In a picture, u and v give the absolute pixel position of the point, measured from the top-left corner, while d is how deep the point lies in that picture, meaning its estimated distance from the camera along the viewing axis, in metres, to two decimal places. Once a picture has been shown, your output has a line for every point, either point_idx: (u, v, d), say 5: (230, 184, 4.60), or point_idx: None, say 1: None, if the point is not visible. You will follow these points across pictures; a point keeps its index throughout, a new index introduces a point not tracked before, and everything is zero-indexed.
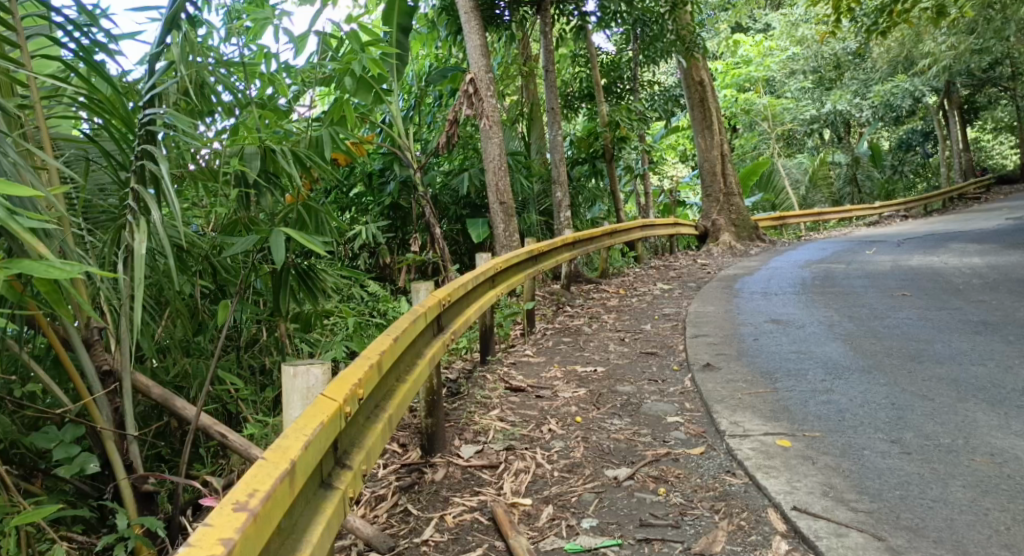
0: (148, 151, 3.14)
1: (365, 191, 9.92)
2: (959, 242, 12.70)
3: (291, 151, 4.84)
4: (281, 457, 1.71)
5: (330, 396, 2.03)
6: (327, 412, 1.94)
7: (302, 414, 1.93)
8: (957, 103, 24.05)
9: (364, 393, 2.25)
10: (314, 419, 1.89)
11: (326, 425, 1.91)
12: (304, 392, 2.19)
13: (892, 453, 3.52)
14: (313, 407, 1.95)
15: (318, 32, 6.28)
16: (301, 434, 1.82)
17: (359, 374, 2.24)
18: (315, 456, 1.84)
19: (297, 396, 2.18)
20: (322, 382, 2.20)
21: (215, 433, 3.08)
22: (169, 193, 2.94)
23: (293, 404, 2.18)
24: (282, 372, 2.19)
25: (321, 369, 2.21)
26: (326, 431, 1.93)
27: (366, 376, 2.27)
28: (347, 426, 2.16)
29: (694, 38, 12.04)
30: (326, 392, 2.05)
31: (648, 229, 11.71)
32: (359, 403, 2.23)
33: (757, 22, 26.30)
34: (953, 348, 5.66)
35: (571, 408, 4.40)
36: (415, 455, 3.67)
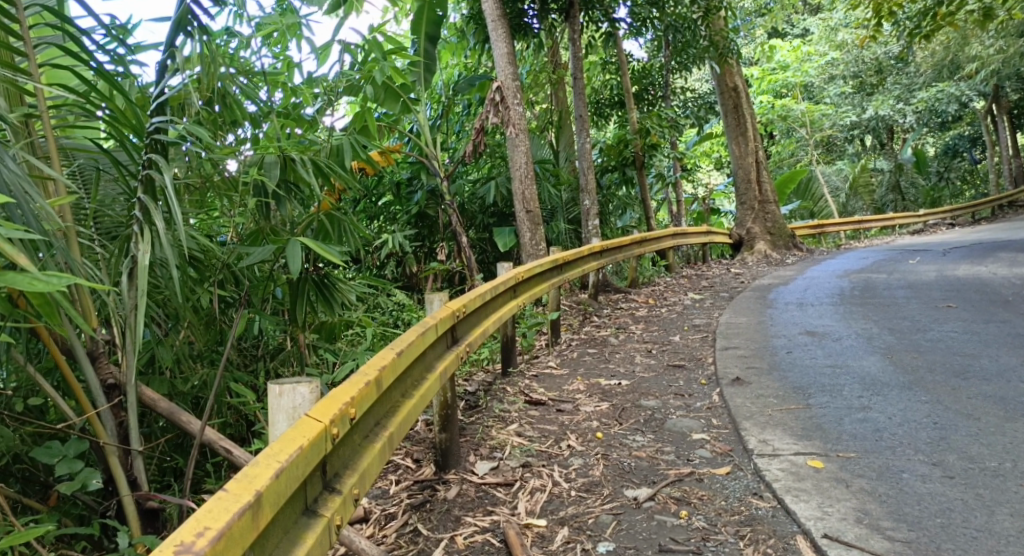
0: (155, 161, 3.09)
1: (393, 200, 9.90)
2: (1007, 251, 12.25)
3: (312, 160, 4.78)
4: (245, 488, 1.62)
5: (313, 418, 1.95)
6: (305, 437, 1.85)
7: (279, 438, 1.85)
8: (1005, 108, 23.33)
9: (356, 412, 2.16)
10: (290, 444, 1.81)
11: (303, 450, 1.82)
12: (290, 411, 2.09)
13: (933, 476, 3.33)
14: (291, 431, 1.87)
15: (343, 41, 6.24)
16: (273, 461, 1.73)
17: (350, 393, 2.16)
18: (289, 484, 1.75)
19: (283, 414, 2.08)
20: (309, 402, 2.10)
21: (220, 448, 3.04)
22: (173, 203, 2.88)
23: (278, 422, 2.09)
24: (269, 390, 2.11)
25: (309, 387, 2.12)
26: (305, 456, 1.85)
27: (358, 394, 2.18)
28: (336, 448, 2.07)
29: (728, 44, 11.84)
30: (309, 414, 1.97)
31: (680, 237, 11.51)
32: (351, 423, 2.14)
33: (794, 27, 25.90)
34: (1000, 364, 5.39)
35: (593, 423, 4.27)
36: (429, 471, 3.56)
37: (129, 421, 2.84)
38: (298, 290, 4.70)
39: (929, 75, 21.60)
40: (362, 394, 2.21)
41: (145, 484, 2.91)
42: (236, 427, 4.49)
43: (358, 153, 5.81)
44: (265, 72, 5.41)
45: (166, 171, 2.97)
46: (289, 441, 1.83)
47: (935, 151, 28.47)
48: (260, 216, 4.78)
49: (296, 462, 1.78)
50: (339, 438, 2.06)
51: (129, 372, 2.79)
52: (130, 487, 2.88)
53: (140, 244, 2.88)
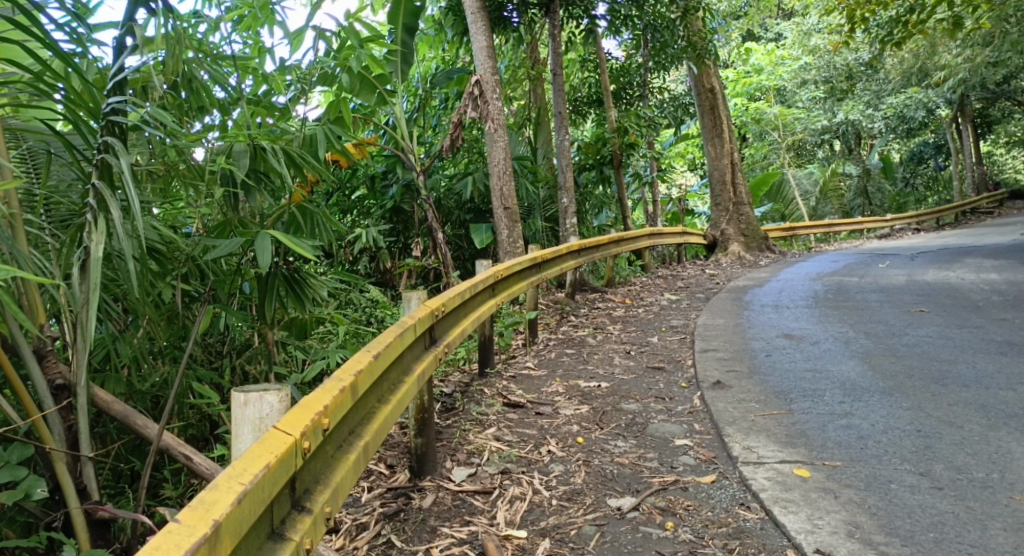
0: (110, 145, 2.87)
1: (367, 194, 9.69)
2: (975, 256, 12.38)
3: (284, 149, 4.58)
4: (201, 519, 1.46)
5: (283, 430, 1.79)
6: (272, 453, 1.69)
7: (243, 455, 1.68)
8: (970, 116, 23.72)
9: (329, 422, 2.00)
10: (256, 462, 1.65)
11: (270, 469, 1.66)
12: (257, 423, 1.93)
13: (921, 487, 3.25)
14: (257, 446, 1.70)
15: (317, 27, 6.03)
16: (235, 483, 1.57)
17: (324, 401, 2.00)
18: (252, 511, 1.59)
19: (248, 426, 1.92)
20: (278, 412, 1.93)
21: (179, 455, 2.84)
22: (130, 188, 2.68)
23: (243, 436, 1.92)
24: (232, 399, 1.93)
25: (277, 397, 1.95)
26: (272, 476, 1.68)
27: (332, 402, 2.02)
28: (307, 463, 1.91)
29: (705, 45, 11.81)
30: (277, 426, 1.81)
31: (656, 237, 11.46)
32: (324, 435, 1.98)
33: (769, 31, 26.05)
34: (978, 370, 5.37)
35: (572, 427, 4.14)
36: (403, 477, 3.40)
37: (79, 426, 2.65)
38: (267, 285, 4.51)
39: (898, 81, 21.87)
40: (337, 402, 2.06)
41: (95, 493, 2.71)
42: (198, 427, 4.30)
43: (331, 143, 5.61)
44: (237, 58, 5.20)
45: (123, 155, 2.77)
46: (254, 458, 1.67)
47: (902, 156, 28.90)
48: (228, 207, 4.57)
49: (261, 482, 1.61)
50: (311, 452, 1.91)
51: (81, 371, 2.61)
52: (79, 497, 2.69)
53: (92, 234, 2.68)
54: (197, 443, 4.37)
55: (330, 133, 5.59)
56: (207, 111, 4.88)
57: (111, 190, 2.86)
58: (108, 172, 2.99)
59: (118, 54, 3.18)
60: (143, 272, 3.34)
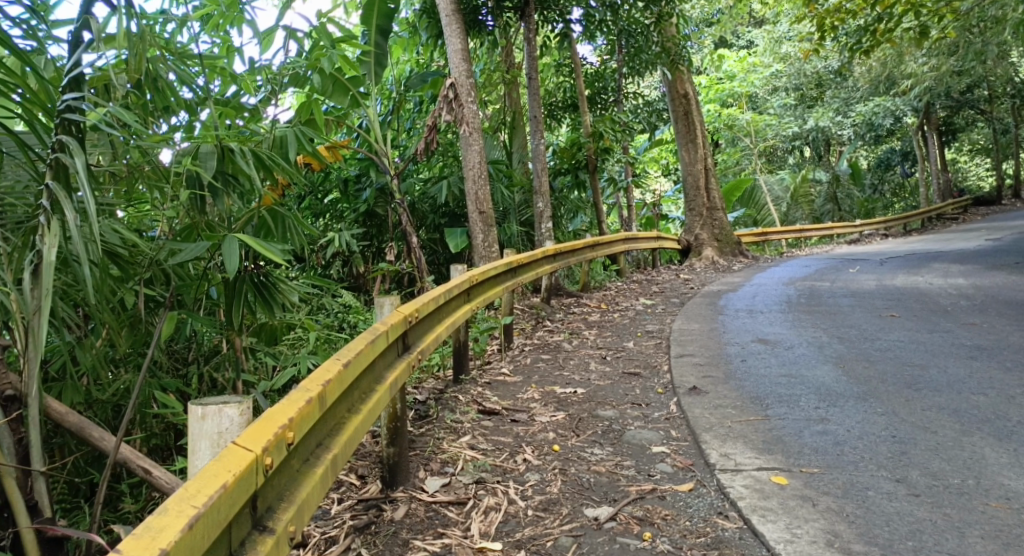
0: (64, 143, 2.75)
1: (340, 198, 9.57)
2: (942, 261, 12.54)
3: (253, 151, 4.48)
4: (148, 547, 1.37)
5: (243, 446, 1.71)
6: (231, 471, 1.61)
7: (198, 475, 1.60)
8: (936, 124, 24.10)
9: (294, 435, 1.92)
10: (212, 482, 1.56)
11: (227, 489, 1.58)
12: (215, 438, 1.86)
13: (899, 494, 3.23)
14: (215, 463, 1.62)
15: (288, 27, 5.92)
16: (188, 507, 1.49)
17: (289, 414, 1.92)
18: (208, 534, 1.51)
19: (207, 442, 1.85)
20: (238, 426, 1.87)
21: (138, 468, 2.72)
22: (84, 189, 2.57)
23: (200, 452, 1.83)
24: (188, 412, 1.84)
25: (238, 410, 1.86)
26: (231, 496, 1.60)
27: (297, 414, 1.94)
28: (270, 480, 1.83)
29: (679, 51, 11.84)
30: (237, 441, 1.73)
31: (631, 242, 11.45)
32: (289, 450, 1.90)
33: (740, 38, 26.29)
34: (950, 375, 5.40)
35: (548, 435, 4.08)
36: (374, 488, 3.31)
37: (29, 438, 2.53)
38: (235, 291, 4.39)
39: (867, 89, 22.18)
40: (302, 414, 1.98)
41: (46, 510, 2.62)
42: (162, 437, 4.17)
43: (303, 145, 5.49)
44: (204, 58, 5.08)
45: (77, 154, 2.66)
46: (210, 477, 1.59)
47: (870, 163, 29.31)
48: (195, 210, 4.46)
49: (217, 504, 1.53)
50: (274, 469, 1.82)
51: (34, 380, 2.49)
52: (30, 514, 2.59)
53: (45, 237, 2.57)
54: (160, 453, 4.25)
55: (301, 136, 5.47)
56: (174, 111, 4.78)
57: (65, 191, 2.73)
58: (62, 172, 2.86)
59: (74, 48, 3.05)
60: (104, 277, 3.24)
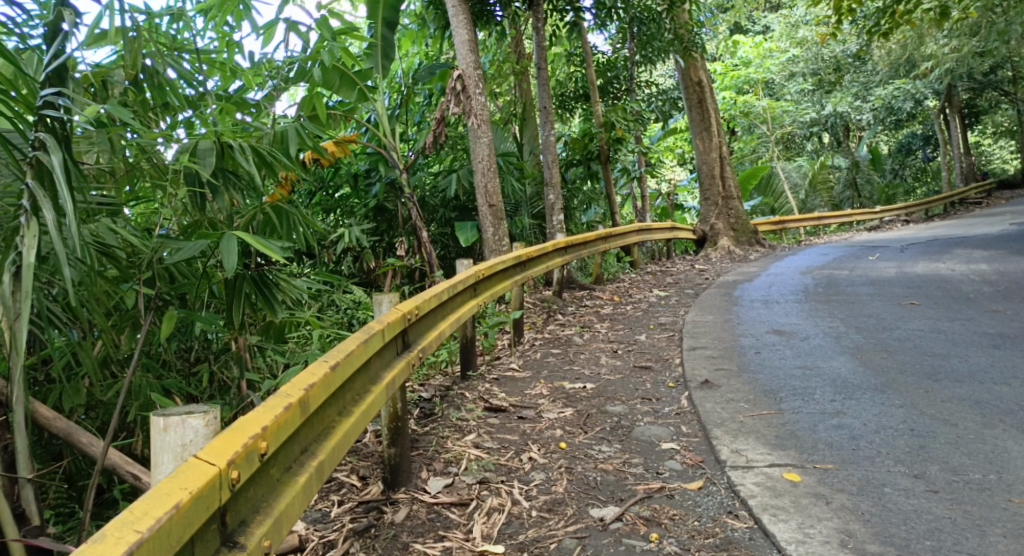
0: (43, 141, 2.71)
1: (350, 193, 9.55)
2: (963, 248, 12.32)
3: (253, 147, 4.42)
4: None
5: (204, 461, 1.65)
6: (186, 490, 1.54)
7: (151, 493, 1.53)
8: (958, 107, 23.66)
9: (267, 445, 1.85)
10: (163, 502, 1.50)
11: (180, 508, 1.51)
12: (179, 451, 1.76)
13: (916, 491, 3.12)
14: (170, 481, 1.56)
15: (289, 21, 5.85)
16: (130, 531, 1.41)
17: (260, 423, 1.85)
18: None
19: (169, 455, 1.75)
20: (202, 437, 1.78)
21: (127, 474, 2.81)
22: (62, 188, 2.54)
23: (163, 463, 1.77)
24: (151, 424, 1.78)
25: (202, 421, 1.80)
26: (185, 516, 1.53)
27: (270, 423, 1.87)
28: (238, 495, 1.76)
29: (692, 38, 11.65)
30: (199, 455, 1.66)
31: (645, 233, 11.31)
32: (260, 462, 1.83)
33: (756, 24, 25.94)
34: (971, 364, 5.26)
35: (556, 432, 3.99)
36: (376, 490, 3.25)
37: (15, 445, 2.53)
38: (235, 290, 4.34)
39: (886, 73, 21.83)
40: (277, 423, 1.91)
41: (35, 517, 2.65)
42: None
43: (304, 141, 5.42)
44: (203, 53, 5.04)
45: (55, 153, 2.63)
46: (163, 497, 1.52)
47: (889, 148, 28.87)
48: (194, 207, 4.42)
49: (166, 527, 1.46)
50: (242, 483, 1.75)
51: (15, 385, 2.49)
52: (18, 522, 2.63)
53: (25, 238, 2.54)
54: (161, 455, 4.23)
55: (302, 131, 5.40)
56: (178, 108, 4.76)
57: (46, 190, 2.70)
58: (42, 171, 2.82)
59: (51, 40, 2.94)
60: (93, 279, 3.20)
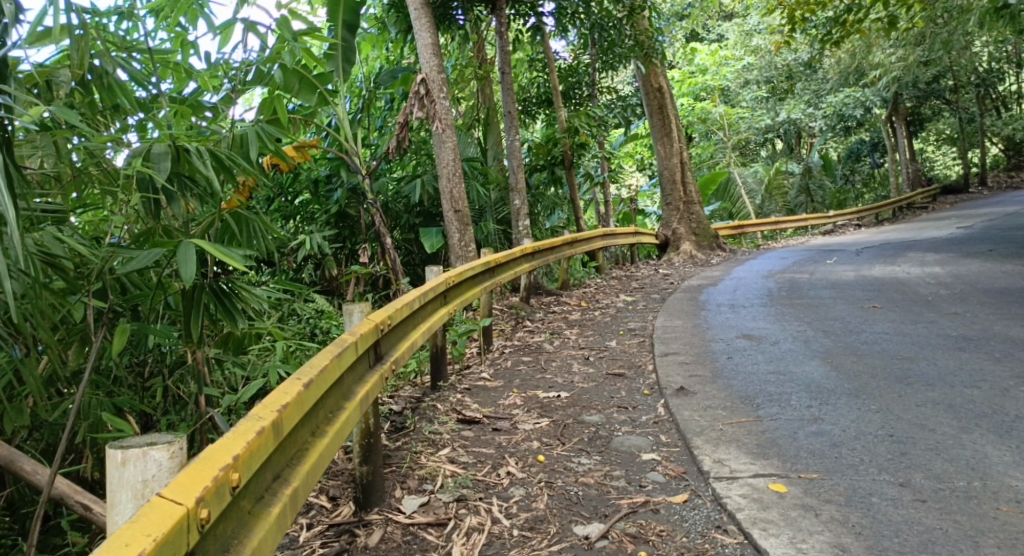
0: None
1: (310, 199, 9.34)
2: (917, 251, 12.55)
3: (210, 151, 4.22)
4: None
5: (170, 500, 1.48)
6: (149, 536, 1.37)
7: (111, 541, 1.37)
8: (904, 114, 24.21)
9: (239, 478, 1.69)
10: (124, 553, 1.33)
11: None
12: (139, 487, 1.70)
13: (904, 500, 3.05)
14: (132, 527, 1.40)
15: (246, 20, 5.63)
16: None
17: (230, 453, 1.69)
18: None
19: (128, 492, 1.70)
20: (165, 471, 1.72)
21: (76, 504, 2.60)
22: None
23: (122, 502, 1.70)
24: (108, 459, 1.71)
25: (162, 453, 1.73)
26: None
27: (241, 451, 1.71)
28: (209, 535, 1.59)
29: (652, 44, 11.64)
30: (163, 495, 1.49)
31: (609, 238, 11.27)
32: (231, 496, 1.66)
33: (711, 32, 26.19)
34: (940, 367, 5.27)
35: (533, 444, 3.86)
36: (347, 511, 3.09)
37: None
38: (192, 300, 4.12)
39: (837, 81, 22.22)
40: (249, 450, 1.75)
41: None
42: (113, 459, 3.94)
43: (265, 144, 5.20)
44: (155, 52, 4.84)
45: None
46: (123, 547, 1.35)
47: (839, 154, 29.42)
48: (148, 213, 4.22)
49: None
50: (213, 521, 1.59)
51: None
52: None
53: None
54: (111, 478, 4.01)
55: (263, 134, 5.17)
56: (129, 110, 4.60)
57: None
58: None
59: None
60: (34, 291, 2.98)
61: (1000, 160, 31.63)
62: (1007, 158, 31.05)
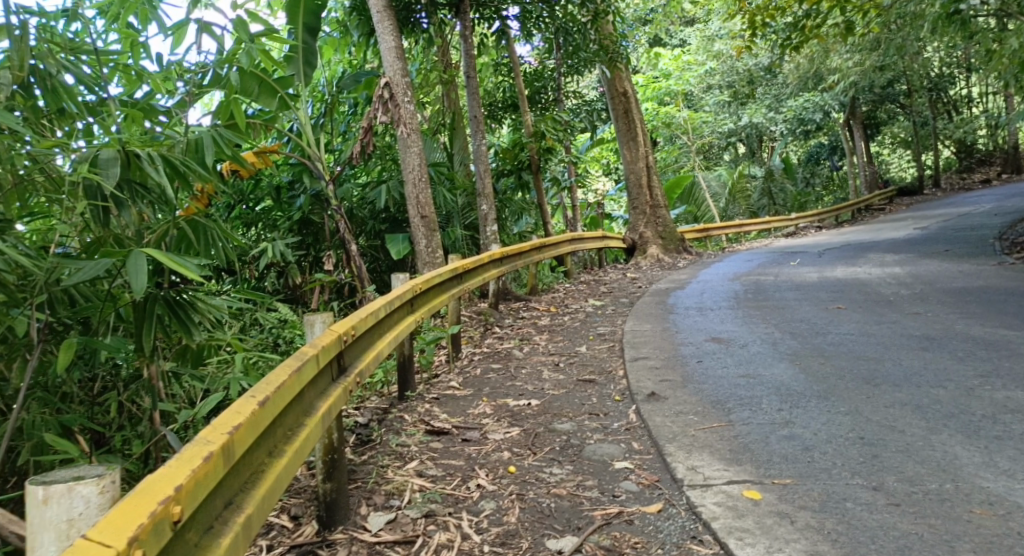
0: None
1: (272, 206, 9.16)
2: (878, 251, 12.71)
3: (164, 156, 4.06)
4: None
5: (98, 541, 1.37)
6: None
7: None
8: (861, 118, 24.55)
9: (182, 510, 1.58)
10: None
11: None
12: (64, 527, 1.60)
13: (878, 505, 3.02)
14: None
15: (200, 21, 5.47)
16: None
17: (172, 483, 1.59)
18: None
19: (52, 533, 1.59)
20: (94, 509, 1.61)
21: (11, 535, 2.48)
22: None
23: (45, 544, 1.59)
24: (28, 495, 1.59)
25: (91, 487, 1.62)
26: None
27: (185, 481, 1.61)
28: None
29: (617, 49, 11.61)
30: (90, 535, 1.39)
31: (576, 242, 11.23)
32: (173, 531, 1.56)
33: (673, 37, 26.35)
34: (907, 368, 5.28)
35: (503, 454, 3.77)
36: (310, 531, 2.96)
37: None
38: (144, 313, 3.98)
39: (797, 85, 22.48)
40: (194, 478, 1.64)
41: None
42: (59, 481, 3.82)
43: (221, 149, 5.04)
44: (105, 54, 4.68)
45: None
46: None
47: (801, 157, 29.80)
48: (96, 222, 4.05)
49: None
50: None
51: None
52: None
53: None
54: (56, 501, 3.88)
55: (219, 139, 5.00)
56: (76, 114, 4.43)
57: None
58: None
59: None
60: None
61: (954, 162, 32.33)
62: (961, 160, 31.76)
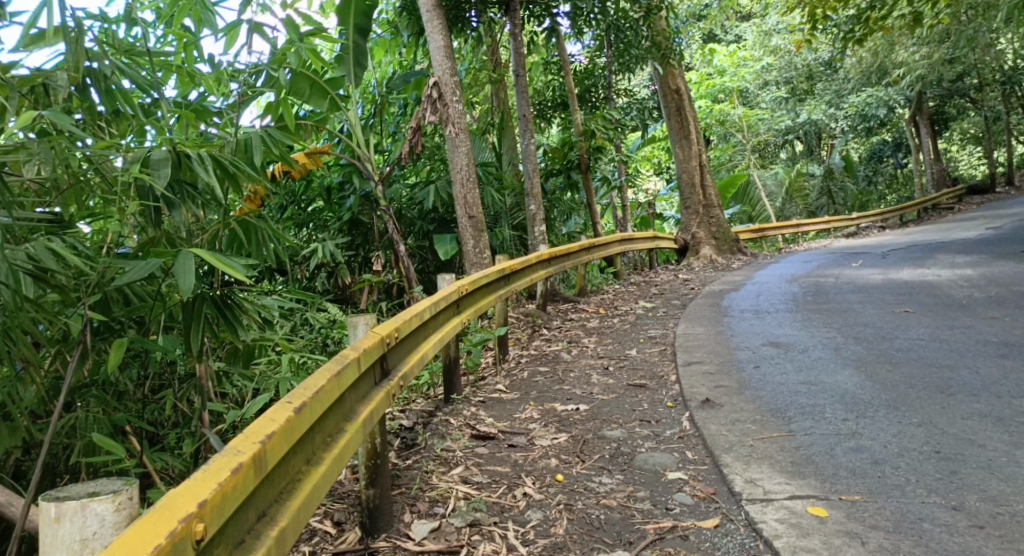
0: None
1: (323, 206, 9.24)
2: (946, 253, 12.17)
3: (214, 156, 4.03)
4: None
5: None
6: None
7: None
8: (926, 114, 23.67)
9: (207, 527, 1.51)
10: None
11: None
12: (77, 546, 1.56)
13: (959, 527, 2.80)
14: None
15: (252, 22, 5.47)
16: None
17: (195, 499, 1.52)
18: None
19: (64, 552, 1.55)
20: (109, 527, 1.58)
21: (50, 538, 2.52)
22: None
23: None
24: (40, 512, 1.56)
25: (106, 503, 1.59)
26: None
27: (210, 496, 1.54)
28: None
29: (670, 45, 11.32)
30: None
31: (627, 243, 11.02)
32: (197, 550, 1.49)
33: (728, 33, 25.84)
34: (982, 376, 4.98)
35: (551, 462, 3.64)
36: (352, 537, 2.88)
37: None
38: (193, 312, 3.96)
39: (858, 80, 21.78)
40: (220, 493, 1.57)
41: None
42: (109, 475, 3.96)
43: (271, 150, 5.02)
44: (159, 55, 4.71)
45: None
46: None
47: (861, 155, 28.91)
48: (149, 222, 4.05)
49: None
50: None
51: None
52: None
53: None
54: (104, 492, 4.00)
55: (269, 139, 4.98)
56: (131, 117, 4.47)
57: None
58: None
59: None
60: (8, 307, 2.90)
61: None
62: None
